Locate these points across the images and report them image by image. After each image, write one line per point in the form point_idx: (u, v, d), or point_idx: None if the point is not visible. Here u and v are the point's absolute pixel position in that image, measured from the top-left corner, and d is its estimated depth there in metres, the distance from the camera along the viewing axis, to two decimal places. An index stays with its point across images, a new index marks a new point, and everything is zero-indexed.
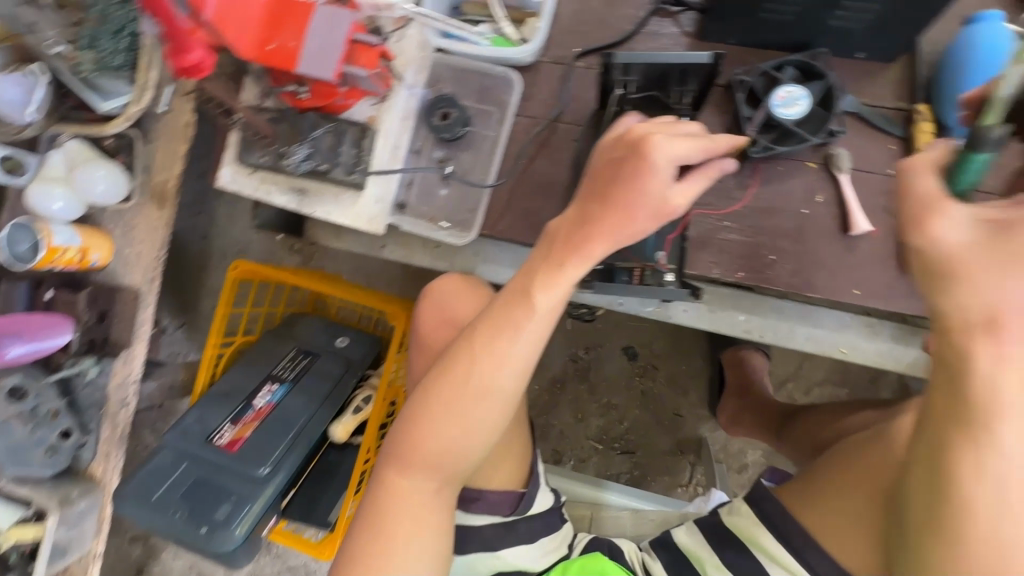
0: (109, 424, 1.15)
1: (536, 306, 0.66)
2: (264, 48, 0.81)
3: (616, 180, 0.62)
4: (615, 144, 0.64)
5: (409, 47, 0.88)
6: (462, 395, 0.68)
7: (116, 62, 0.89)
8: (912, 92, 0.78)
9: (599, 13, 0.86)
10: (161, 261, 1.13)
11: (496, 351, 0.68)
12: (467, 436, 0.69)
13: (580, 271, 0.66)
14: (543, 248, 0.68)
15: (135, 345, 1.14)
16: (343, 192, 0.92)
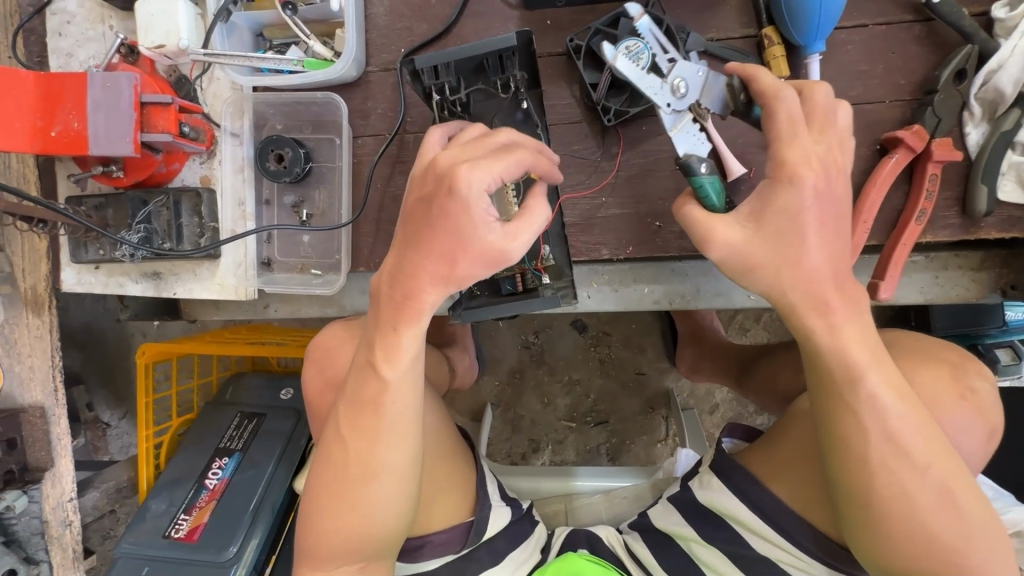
0: (59, 549, 1.11)
1: (387, 378, 0.62)
2: (45, 135, 0.70)
3: (434, 224, 0.57)
4: (423, 181, 0.59)
5: (222, 90, 0.81)
6: (353, 471, 0.63)
7: None
8: (756, 16, 0.72)
9: (416, 5, 0.78)
10: (60, 371, 1.09)
11: (371, 418, 0.62)
12: (376, 509, 0.64)
13: (416, 328, 0.62)
14: (375, 312, 0.63)
15: (60, 463, 1.11)
16: (199, 265, 0.83)
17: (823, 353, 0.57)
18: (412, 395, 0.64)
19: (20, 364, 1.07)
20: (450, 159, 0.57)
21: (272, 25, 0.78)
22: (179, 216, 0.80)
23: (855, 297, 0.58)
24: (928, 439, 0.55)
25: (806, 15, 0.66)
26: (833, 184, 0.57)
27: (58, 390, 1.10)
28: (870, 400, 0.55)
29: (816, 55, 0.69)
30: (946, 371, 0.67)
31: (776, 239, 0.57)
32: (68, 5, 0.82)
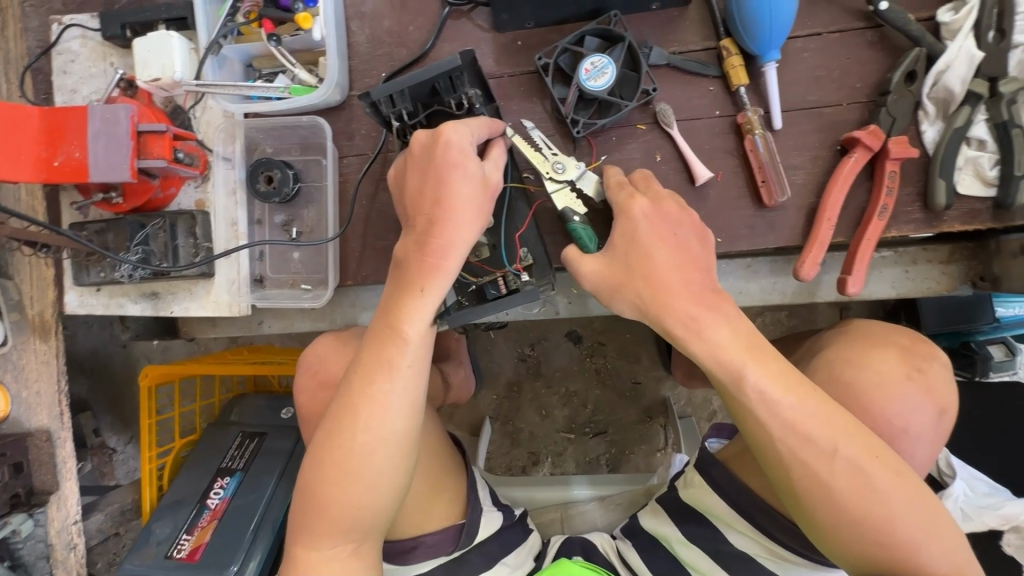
0: (64, 572, 1.14)
1: (412, 341, 0.65)
2: (49, 165, 0.75)
3: (438, 180, 0.65)
4: (411, 158, 0.67)
5: (214, 119, 0.85)
6: (359, 447, 0.64)
7: None
8: (715, 29, 0.76)
9: (394, 33, 0.83)
10: (64, 396, 1.13)
11: (382, 402, 0.65)
12: (374, 486, 0.65)
13: (441, 289, 0.65)
14: (400, 277, 0.66)
15: (66, 486, 1.14)
16: (195, 283, 0.87)
17: (707, 363, 0.64)
18: (422, 369, 0.67)
19: (27, 389, 1.12)
20: (425, 132, 0.66)
21: (260, 55, 0.82)
22: (175, 238, 0.85)
23: (719, 304, 0.65)
24: (826, 424, 0.60)
25: (759, 28, 0.70)
26: (660, 201, 0.69)
27: (62, 414, 1.13)
28: (762, 399, 0.61)
29: (772, 63, 0.73)
30: (894, 354, 0.71)
31: (625, 259, 0.67)
32: (72, 44, 0.88)
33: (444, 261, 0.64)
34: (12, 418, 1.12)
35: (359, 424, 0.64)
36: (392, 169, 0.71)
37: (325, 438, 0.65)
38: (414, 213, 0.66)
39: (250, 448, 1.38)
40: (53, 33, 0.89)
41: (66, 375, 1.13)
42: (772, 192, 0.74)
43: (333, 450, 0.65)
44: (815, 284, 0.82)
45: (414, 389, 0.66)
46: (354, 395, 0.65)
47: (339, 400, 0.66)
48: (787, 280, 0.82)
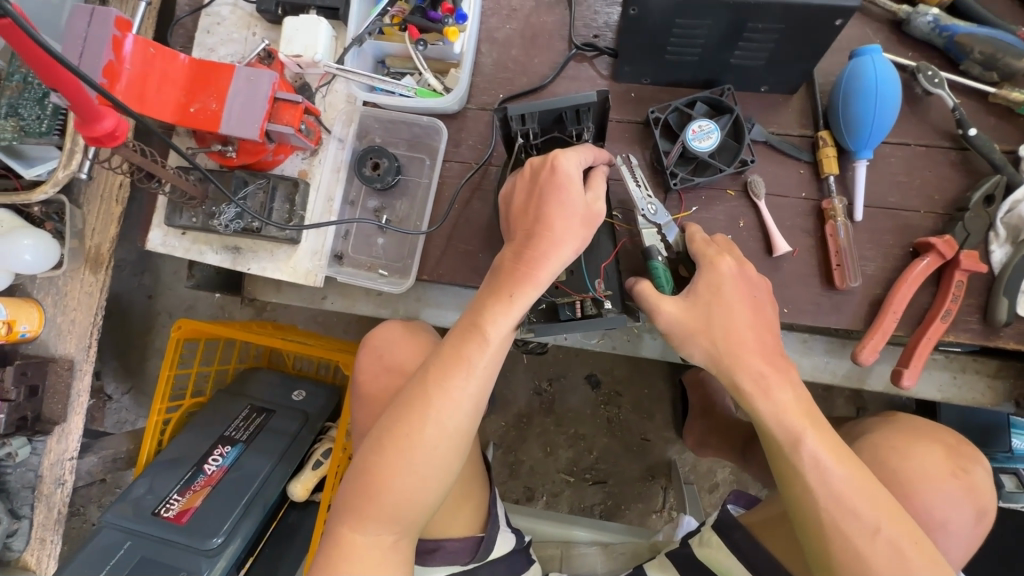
0: (44, 507, 1.26)
1: (490, 341, 0.68)
2: (185, 110, 0.80)
3: (542, 199, 0.67)
4: (521, 176, 0.71)
5: (336, 101, 0.91)
6: (423, 437, 0.67)
7: (40, 127, 1.13)
8: (815, 120, 0.83)
9: (518, 62, 0.90)
10: (96, 329, 1.31)
11: (454, 395, 0.67)
12: (428, 477, 0.67)
13: (530, 299, 0.68)
14: (494, 282, 0.69)
15: (72, 420, 1.28)
16: (279, 247, 0.91)
17: (768, 422, 0.66)
18: (495, 368, 0.69)
19: (63, 316, 1.28)
20: (538, 156, 0.69)
21: (394, 55, 0.89)
22: (273, 200, 0.89)
23: (782, 367, 0.68)
24: (873, 503, 0.61)
25: (860, 126, 0.76)
26: (741, 263, 0.73)
27: (88, 347, 1.29)
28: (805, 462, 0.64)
29: (864, 160, 0.79)
30: (940, 450, 0.73)
31: (707, 310, 0.69)
32: (222, 9, 0.95)
33: (540, 274, 0.66)
34: (41, 339, 1.28)
35: (431, 412, 0.67)
36: (501, 186, 0.74)
37: (393, 420, 0.67)
38: (516, 226, 0.69)
39: (256, 420, 1.44)
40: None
41: (100, 308, 1.31)
42: (845, 276, 0.79)
43: (394, 438, 0.67)
44: (865, 371, 0.86)
45: (485, 387, 0.69)
46: (430, 385, 0.68)
47: (414, 387, 0.68)
48: (840, 362, 0.86)
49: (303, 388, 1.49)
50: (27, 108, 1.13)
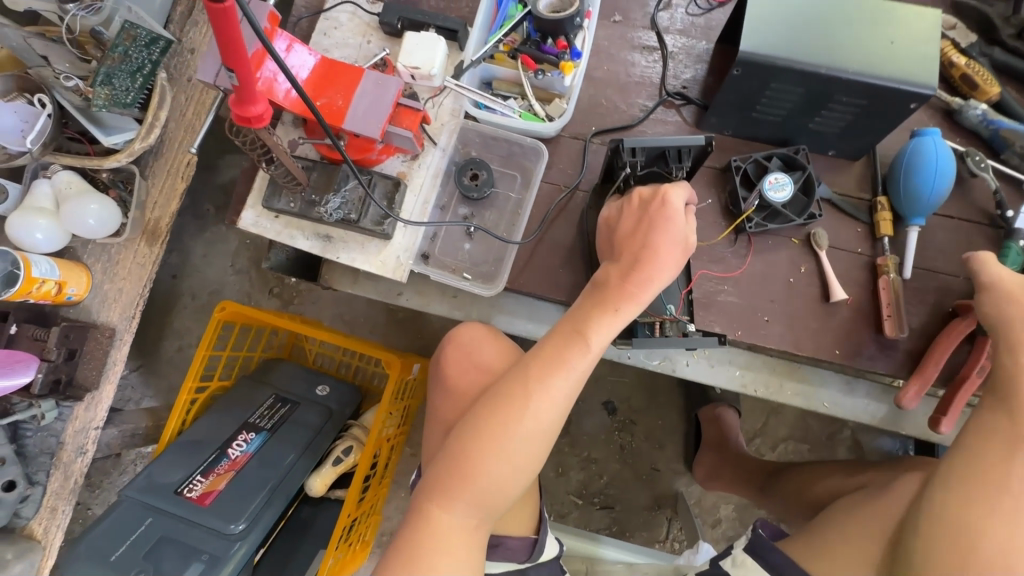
0: (61, 476, 1.22)
1: (591, 347, 0.74)
2: (311, 103, 0.86)
3: (649, 228, 0.74)
4: (628, 204, 0.78)
5: (443, 114, 0.96)
6: (519, 429, 0.75)
7: (127, 98, 1.15)
8: (873, 186, 0.93)
9: (611, 100, 0.99)
10: (142, 302, 1.32)
11: (551, 395, 0.75)
12: (517, 467, 0.76)
13: (631, 315, 0.74)
14: (596, 295, 0.76)
15: (104, 389, 1.28)
16: (370, 241, 0.95)
17: None
18: (588, 373, 0.76)
19: (110, 284, 1.27)
20: (648, 187, 0.77)
21: (502, 79, 0.97)
22: (372, 196, 0.93)
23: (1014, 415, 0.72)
24: None
25: (919, 195, 0.86)
26: None
27: (131, 318, 1.31)
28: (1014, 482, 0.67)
29: (916, 227, 0.88)
30: None
31: None
32: (341, 16, 1.01)
33: (642, 292, 0.73)
34: (85, 304, 1.27)
35: (531, 407, 0.75)
36: (602, 209, 0.82)
37: (494, 409, 0.76)
38: (621, 247, 0.76)
39: (279, 411, 1.45)
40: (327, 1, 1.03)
41: (149, 280, 1.33)
42: (895, 325, 0.87)
43: (491, 429, 0.75)
44: (898, 416, 0.94)
45: (576, 390, 0.76)
46: (531, 383, 0.75)
47: (512, 384, 0.76)
48: (876, 405, 0.94)
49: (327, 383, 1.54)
50: (120, 78, 1.14)
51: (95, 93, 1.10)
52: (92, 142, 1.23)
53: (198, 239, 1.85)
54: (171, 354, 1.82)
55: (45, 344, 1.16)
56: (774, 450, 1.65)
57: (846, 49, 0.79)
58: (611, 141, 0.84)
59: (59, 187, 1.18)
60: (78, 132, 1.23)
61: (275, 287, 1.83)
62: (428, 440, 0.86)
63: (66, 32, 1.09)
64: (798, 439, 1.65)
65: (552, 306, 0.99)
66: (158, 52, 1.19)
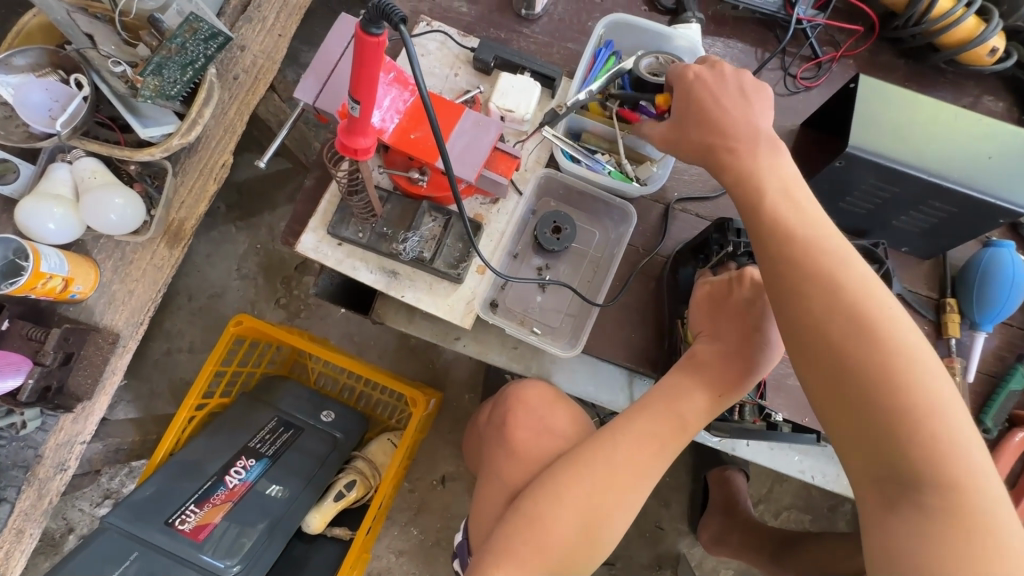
0: (35, 495, 1.03)
1: (687, 428, 0.73)
2: (406, 135, 0.81)
3: (764, 313, 0.72)
4: (737, 282, 0.75)
5: (528, 159, 0.94)
6: (605, 507, 0.70)
7: (172, 90, 0.96)
8: (940, 286, 0.96)
9: (695, 167, 0.98)
10: (154, 304, 1.13)
11: (642, 475, 0.71)
12: (594, 547, 0.71)
13: (730, 399, 0.73)
14: (698, 373, 0.73)
15: (97, 400, 1.10)
16: (438, 282, 0.90)
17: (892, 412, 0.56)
18: (676, 454, 0.74)
19: (120, 284, 1.07)
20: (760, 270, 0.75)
21: (593, 132, 0.94)
22: (448, 236, 0.89)
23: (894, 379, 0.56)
24: (834, 330, 0.56)
25: (992, 302, 0.89)
26: None
27: (138, 324, 1.11)
28: (942, 410, 0.53)
29: (982, 333, 0.92)
30: None
31: None
32: (429, 43, 0.98)
33: (746, 379, 0.72)
34: (85, 304, 1.05)
35: (616, 483, 0.70)
36: (699, 282, 0.79)
37: (577, 481, 0.71)
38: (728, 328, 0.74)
39: (281, 436, 1.29)
40: (416, 27, 0.99)
41: (163, 283, 1.14)
42: None
43: (577, 504, 0.70)
44: None
45: (661, 471, 0.73)
46: (618, 457, 0.71)
47: (601, 457, 0.72)
48: None
49: (334, 410, 1.37)
50: (170, 69, 0.93)
51: (143, 85, 0.91)
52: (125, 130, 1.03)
53: (203, 237, 1.72)
54: (156, 358, 1.66)
55: (41, 347, 0.95)
56: (777, 517, 1.64)
57: (946, 159, 0.81)
58: (716, 220, 0.83)
59: (80, 176, 0.96)
60: (109, 116, 1.03)
61: (283, 298, 1.71)
62: (487, 504, 0.80)
63: (117, 9, 0.88)
64: (801, 509, 1.65)
65: (615, 368, 0.96)
66: (215, 48, 0.96)
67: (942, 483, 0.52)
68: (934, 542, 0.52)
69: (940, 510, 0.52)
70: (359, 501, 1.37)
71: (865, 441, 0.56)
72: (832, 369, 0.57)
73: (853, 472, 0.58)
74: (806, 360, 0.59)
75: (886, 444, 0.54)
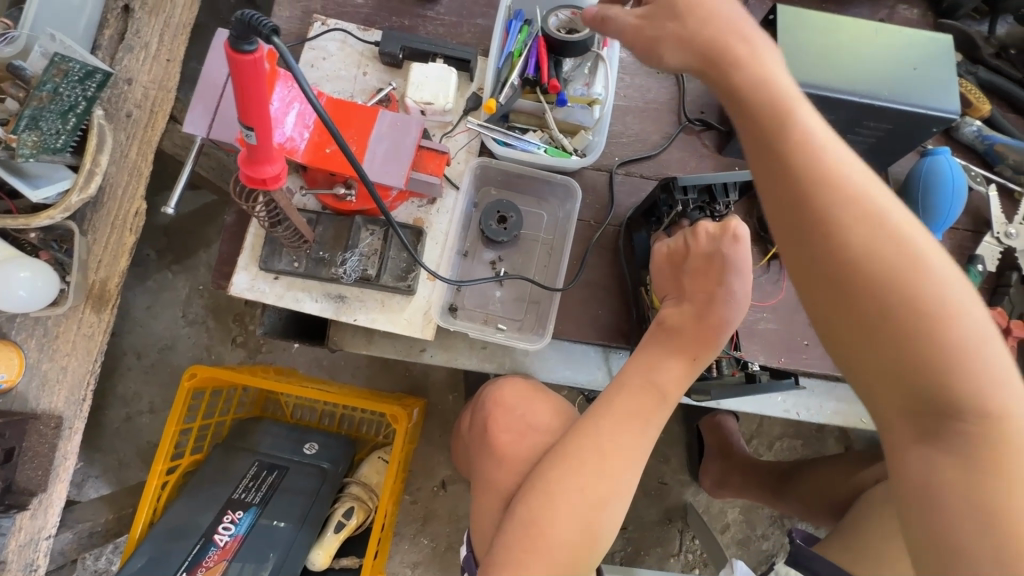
0: None
1: (667, 396, 0.69)
2: (320, 151, 0.75)
3: (724, 266, 0.69)
4: (691, 242, 0.72)
5: (458, 152, 0.89)
6: (599, 494, 0.66)
7: (57, 143, 0.85)
8: None
9: (631, 127, 0.95)
10: (94, 378, 1.04)
11: (632, 451, 0.68)
12: (597, 538, 0.67)
13: (705, 360, 0.70)
14: (669, 340, 0.70)
15: (54, 490, 1.00)
16: (390, 296, 0.85)
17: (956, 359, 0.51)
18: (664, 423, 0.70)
19: (50, 362, 0.97)
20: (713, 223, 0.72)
21: (521, 111, 0.89)
22: (391, 248, 0.83)
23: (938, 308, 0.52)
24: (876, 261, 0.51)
25: (938, 213, 0.89)
26: None
27: (81, 401, 1.02)
28: (984, 342, 0.50)
29: (933, 241, 0.93)
30: None
31: None
32: (329, 45, 0.91)
33: (717, 339, 0.69)
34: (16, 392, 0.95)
35: (606, 466, 0.67)
36: (656, 245, 0.76)
37: (566, 474, 0.67)
38: (692, 287, 0.71)
39: (266, 480, 1.23)
40: (311, 30, 0.91)
41: (98, 352, 1.05)
42: None
43: (571, 497, 0.66)
44: None
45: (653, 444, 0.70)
46: (605, 441, 0.68)
47: (583, 442, 0.68)
48: None
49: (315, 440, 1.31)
50: (49, 120, 0.82)
51: (17, 142, 0.78)
52: (13, 195, 0.91)
53: (139, 289, 1.60)
54: (117, 426, 1.56)
55: None
56: (771, 449, 1.69)
57: (874, 76, 0.80)
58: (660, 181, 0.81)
59: None
60: None
61: (239, 336, 1.62)
62: (484, 516, 0.76)
63: None
64: (791, 436, 1.70)
65: (589, 347, 0.93)
66: (94, 87, 0.86)
67: (983, 413, 0.50)
68: (969, 470, 0.50)
69: (977, 440, 0.50)
70: (362, 527, 1.33)
71: (900, 378, 0.52)
72: (871, 299, 0.51)
73: (885, 412, 0.54)
74: (840, 299, 0.53)
75: (924, 382, 0.51)
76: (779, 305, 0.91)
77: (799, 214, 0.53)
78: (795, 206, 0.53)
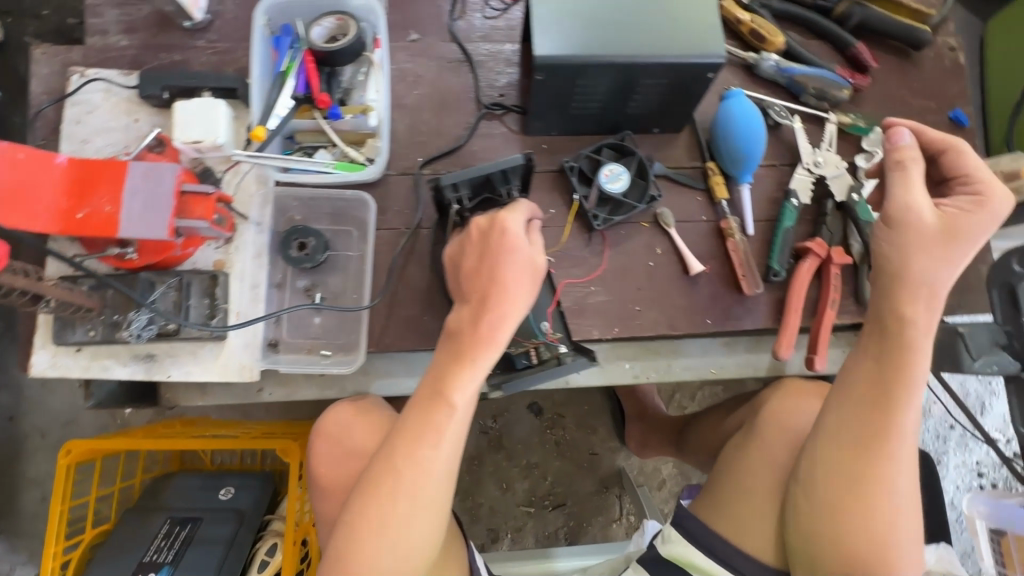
0: None
1: (455, 404, 0.65)
2: (72, 217, 0.71)
3: (492, 261, 0.66)
4: (468, 239, 0.70)
5: (246, 184, 0.85)
6: (399, 515, 0.65)
7: None
8: (700, 152, 0.96)
9: (430, 124, 0.92)
10: None
11: (427, 466, 0.66)
12: (408, 557, 0.67)
13: (492, 359, 0.65)
14: (453, 346, 0.66)
15: None
16: (201, 346, 0.83)
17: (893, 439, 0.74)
18: (464, 428, 0.67)
19: None
20: (484, 217, 0.70)
21: (304, 129, 0.86)
22: (189, 298, 0.80)
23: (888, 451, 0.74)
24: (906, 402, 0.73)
25: (740, 157, 0.90)
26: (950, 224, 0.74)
27: None
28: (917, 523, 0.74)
29: (745, 184, 0.92)
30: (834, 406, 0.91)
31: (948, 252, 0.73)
32: (92, 96, 0.86)
33: (499, 334, 0.65)
34: None
35: (400, 488, 0.65)
36: (445, 247, 0.75)
37: (364, 502, 0.66)
38: (469, 286, 0.68)
39: (180, 535, 1.14)
40: (71, 84, 0.87)
41: None
42: (750, 284, 0.91)
43: (372, 524, 0.65)
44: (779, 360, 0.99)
45: (456, 451, 0.68)
46: (397, 462, 0.66)
47: (377, 466, 0.67)
48: (758, 357, 0.98)
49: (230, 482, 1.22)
50: None
51: None
52: None
53: None
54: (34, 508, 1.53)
55: None
56: (693, 399, 1.72)
57: (636, 33, 0.79)
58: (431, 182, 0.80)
59: None
60: None
61: None
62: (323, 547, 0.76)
63: None
64: (711, 383, 1.73)
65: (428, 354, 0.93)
66: None
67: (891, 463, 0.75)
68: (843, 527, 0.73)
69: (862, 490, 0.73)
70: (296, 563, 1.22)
71: (852, 454, 0.74)
72: (876, 410, 0.74)
73: (832, 449, 0.75)
74: (872, 427, 0.74)
75: (866, 471, 0.73)
76: (605, 276, 0.91)
77: (891, 339, 0.74)
78: (891, 340, 0.74)
